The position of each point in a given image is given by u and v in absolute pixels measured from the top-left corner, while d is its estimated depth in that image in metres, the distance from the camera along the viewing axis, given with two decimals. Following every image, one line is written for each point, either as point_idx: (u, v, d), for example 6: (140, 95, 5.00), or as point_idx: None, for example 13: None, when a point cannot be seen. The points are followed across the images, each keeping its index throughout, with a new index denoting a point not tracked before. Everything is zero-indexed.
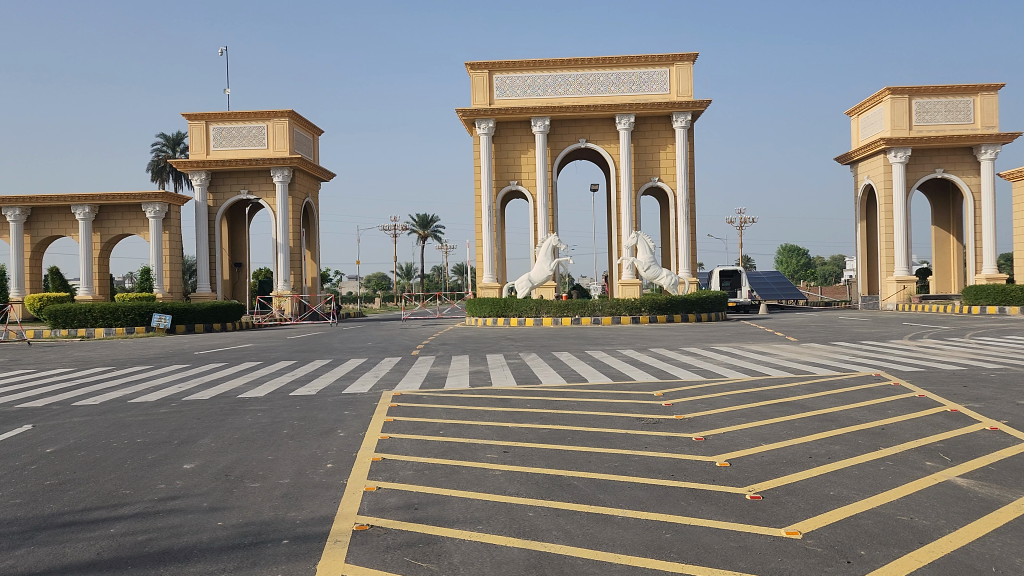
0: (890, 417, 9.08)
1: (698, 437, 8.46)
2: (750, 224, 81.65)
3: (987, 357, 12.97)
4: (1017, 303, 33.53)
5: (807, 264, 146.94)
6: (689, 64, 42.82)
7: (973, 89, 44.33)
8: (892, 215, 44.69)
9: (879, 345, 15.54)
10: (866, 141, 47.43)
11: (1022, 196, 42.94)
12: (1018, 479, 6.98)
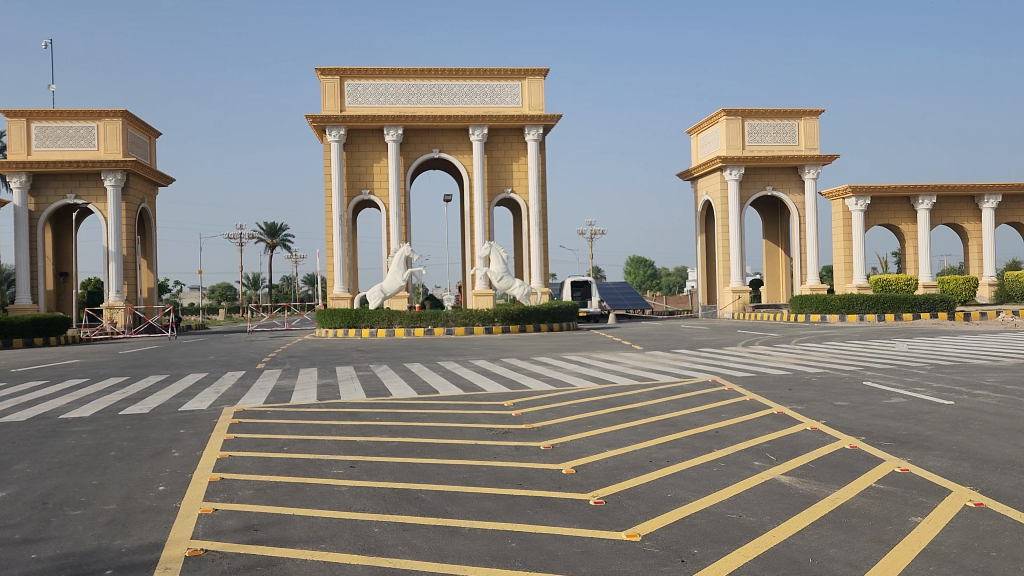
0: (723, 420, 9.60)
1: (546, 446, 8.61)
2: (600, 235, 83.89)
3: (810, 362, 13.98)
4: (835, 311, 36.47)
5: (653, 275, 153.66)
6: (540, 79, 43.89)
7: (798, 114, 47.98)
8: (728, 229, 47.45)
9: (716, 352, 16.46)
10: (705, 159, 50.22)
11: (840, 212, 46.81)
12: (834, 475, 7.54)
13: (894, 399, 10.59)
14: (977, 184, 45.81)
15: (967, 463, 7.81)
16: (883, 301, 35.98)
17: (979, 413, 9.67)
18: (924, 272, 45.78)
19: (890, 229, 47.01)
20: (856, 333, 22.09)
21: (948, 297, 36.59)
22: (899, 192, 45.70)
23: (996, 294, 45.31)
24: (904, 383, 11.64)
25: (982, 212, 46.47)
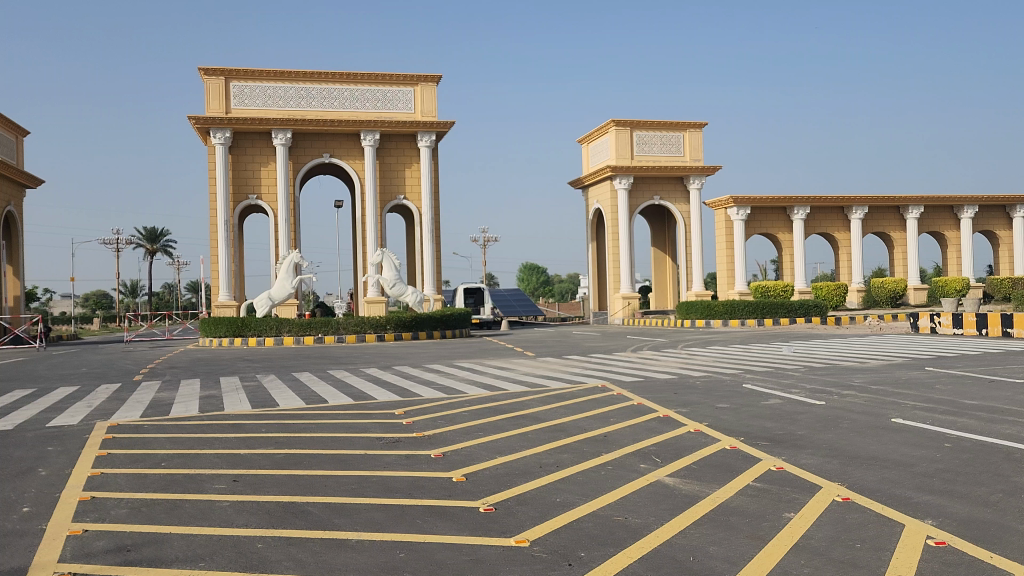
0: (611, 424, 9.81)
1: (436, 454, 8.57)
2: (489, 243, 83.15)
3: (694, 366, 14.48)
4: (718, 316, 37.92)
5: (546, 281, 155.72)
6: (433, 86, 43.82)
7: (683, 126, 49.72)
8: (618, 236, 48.61)
9: (606, 357, 16.83)
10: (595, 168, 51.32)
11: (723, 222, 48.76)
12: (715, 476, 7.82)
13: (771, 400, 11.10)
14: (846, 196, 48.70)
15: (836, 459, 8.27)
16: (762, 306, 37.66)
17: (848, 412, 10.26)
18: (799, 279, 48.30)
19: (768, 238, 49.28)
20: (736, 338, 23.05)
21: (821, 302, 38.60)
22: (776, 203, 48.05)
23: (864, 299, 48.20)
24: (781, 385, 12.22)
25: (851, 223, 49.41)
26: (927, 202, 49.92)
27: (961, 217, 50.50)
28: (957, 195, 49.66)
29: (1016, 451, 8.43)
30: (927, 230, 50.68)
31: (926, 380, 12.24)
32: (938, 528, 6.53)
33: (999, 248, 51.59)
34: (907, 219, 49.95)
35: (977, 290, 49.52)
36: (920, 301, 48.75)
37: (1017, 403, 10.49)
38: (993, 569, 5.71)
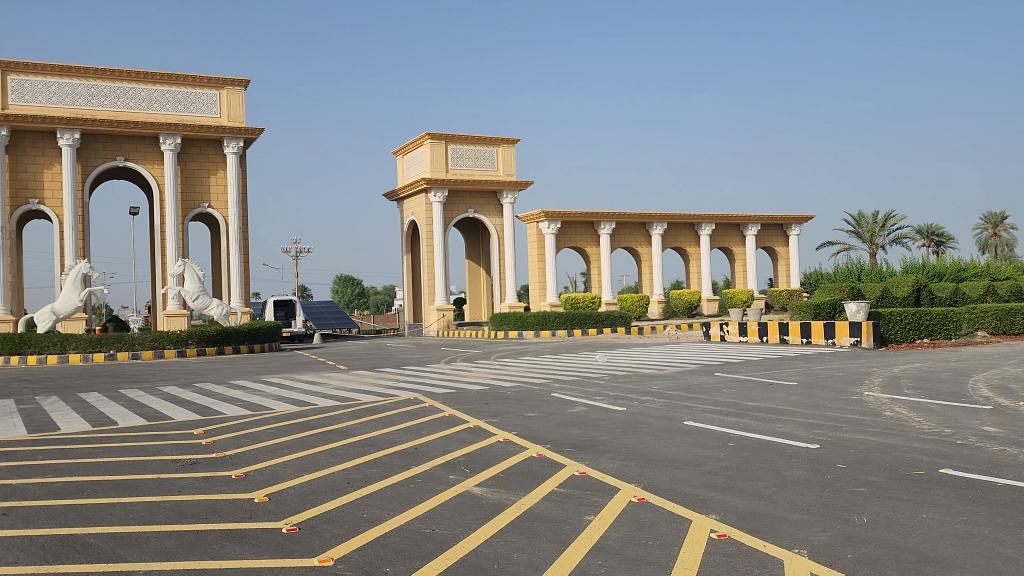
0: (422, 437, 9.82)
1: (237, 475, 8.20)
2: (304, 253, 78.98)
3: (505, 377, 14.82)
4: (530, 327, 39.11)
5: (362, 294, 153.51)
6: (240, 91, 42.16)
7: (496, 141, 50.90)
8: (433, 248, 48.87)
9: (419, 370, 16.83)
10: (410, 180, 51.32)
11: (535, 235, 50.35)
12: (521, 483, 8.03)
13: (577, 408, 11.57)
14: (646, 213, 51.81)
15: (634, 462, 8.75)
16: (572, 317, 39.18)
17: (646, 417, 10.90)
18: (606, 291, 50.83)
19: (577, 251, 51.40)
20: (544, 349, 23.82)
21: (626, 312, 40.79)
22: (583, 218, 50.22)
23: (664, 310, 51.45)
24: (586, 393, 12.77)
25: (651, 238, 52.60)
26: (718, 220, 54.06)
27: (746, 234, 55.08)
28: (742, 214, 54.21)
29: (788, 447, 9.32)
30: (717, 246, 54.88)
31: (714, 385, 13.24)
32: (720, 521, 7.08)
33: (778, 263, 56.85)
34: (700, 235, 53.82)
35: (760, 301, 54.21)
36: (712, 311, 52.77)
37: (791, 403, 11.59)
38: (765, 556, 6.27)
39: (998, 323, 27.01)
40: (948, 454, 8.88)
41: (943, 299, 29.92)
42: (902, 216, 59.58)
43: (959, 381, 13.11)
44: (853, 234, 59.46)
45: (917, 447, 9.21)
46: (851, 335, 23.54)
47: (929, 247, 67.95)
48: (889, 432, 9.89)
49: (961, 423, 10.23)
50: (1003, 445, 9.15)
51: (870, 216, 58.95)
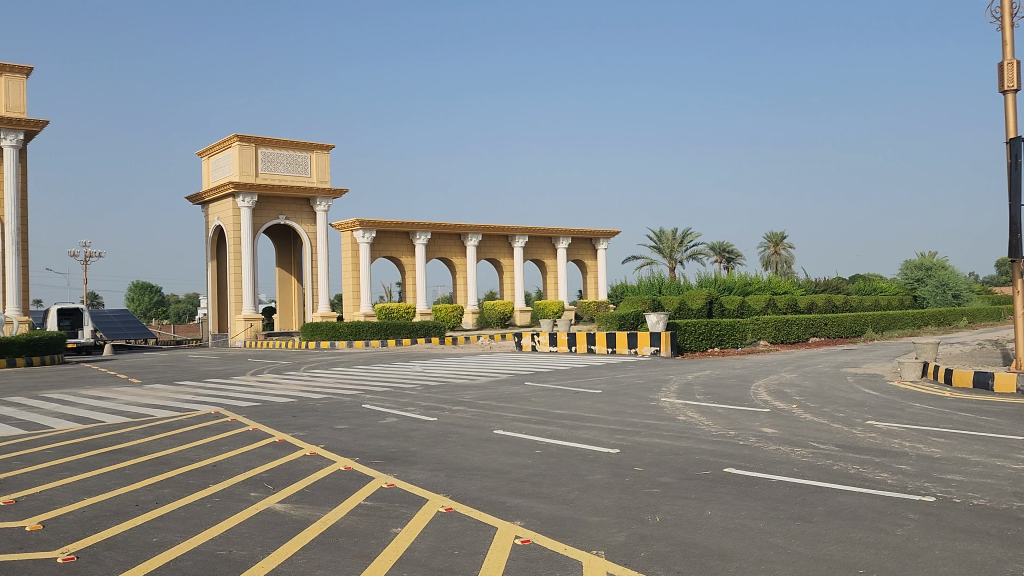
0: (222, 453, 9.34)
1: (5, 501, 7.39)
2: (94, 257, 73.18)
3: (314, 388, 14.41)
4: (344, 337, 38.40)
5: (161, 303, 143.87)
6: (22, 79, 38.47)
7: (310, 147, 49.70)
8: (241, 255, 46.75)
9: (222, 382, 16.00)
10: (216, 183, 48.86)
11: (349, 244, 49.53)
12: (327, 498, 7.82)
13: (387, 419, 11.45)
14: (462, 224, 52.47)
15: (442, 472, 8.79)
16: (386, 328, 38.88)
17: (457, 427, 10.99)
18: (420, 301, 50.80)
19: (392, 260, 51.10)
20: (356, 359, 23.41)
21: (440, 323, 40.90)
22: (399, 228, 50.03)
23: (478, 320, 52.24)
24: (398, 403, 12.69)
25: (467, 249, 53.33)
26: (530, 233, 55.72)
27: (558, 247, 57.16)
28: (554, 227, 56.24)
29: (591, 452, 9.73)
30: (530, 257, 56.57)
31: (524, 394, 13.61)
32: (525, 527, 7.26)
33: (587, 275, 59.49)
34: (513, 247, 55.18)
35: (570, 311, 56.40)
36: (525, 322, 54.28)
37: (595, 410, 12.11)
38: (565, 559, 6.49)
39: (777, 332, 29.75)
40: (732, 453, 9.65)
41: (730, 311, 32.52)
42: (698, 234, 64.18)
43: (743, 386, 14.29)
44: (655, 249, 63.27)
45: (705, 448, 9.93)
46: (651, 344, 25.07)
47: (720, 262, 73.73)
48: (682, 435, 10.58)
49: (743, 425, 11.16)
50: (778, 444, 10.08)
51: (670, 232, 63.01)
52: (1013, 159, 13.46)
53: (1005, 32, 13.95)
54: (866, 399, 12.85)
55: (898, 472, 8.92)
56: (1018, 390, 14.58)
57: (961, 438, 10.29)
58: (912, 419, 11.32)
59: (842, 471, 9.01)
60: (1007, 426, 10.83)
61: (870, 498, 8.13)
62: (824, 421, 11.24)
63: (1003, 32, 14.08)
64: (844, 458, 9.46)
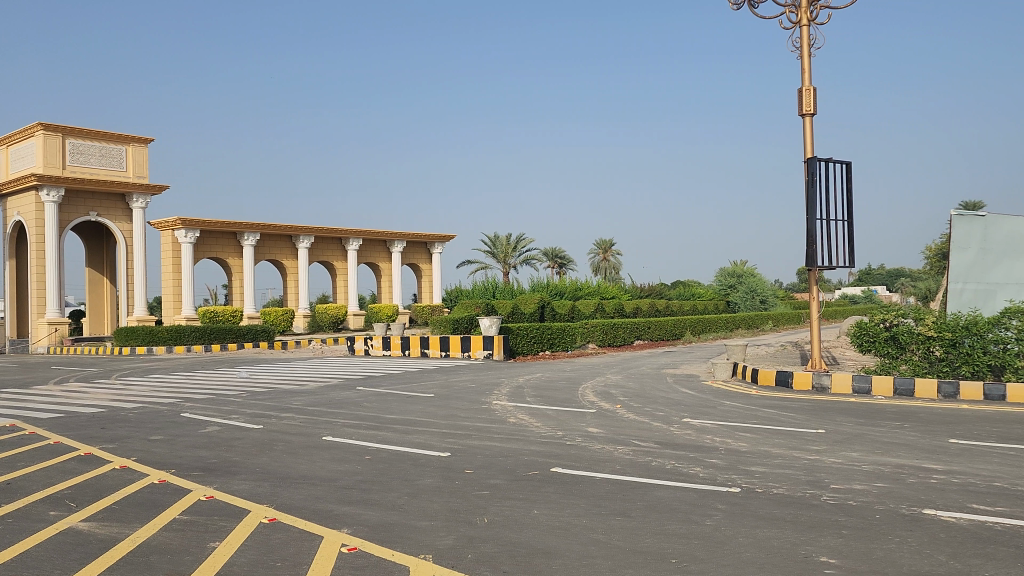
0: (18, 470, 8.54)
1: None
2: None
3: (128, 397, 13.48)
4: (163, 342, 36.21)
5: None
6: None
7: (126, 139, 46.58)
8: (44, 254, 42.93)
9: (21, 392, 14.66)
10: (16, 175, 44.64)
11: (169, 244, 46.77)
12: (138, 514, 7.34)
13: (208, 428, 10.89)
14: (293, 226, 50.88)
15: (267, 482, 8.48)
16: (210, 331, 37.14)
17: (283, 434, 10.64)
18: (248, 304, 48.79)
19: (218, 262, 48.74)
20: (176, 365, 22.15)
21: (268, 327, 39.59)
22: (226, 227, 47.82)
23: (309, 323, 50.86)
24: (220, 411, 12.12)
25: (298, 251, 51.79)
26: (365, 236, 54.96)
27: (392, 250, 56.71)
28: (389, 230, 55.78)
29: (421, 456, 9.72)
30: (364, 260, 55.81)
31: (356, 398, 13.41)
32: (351, 535, 7.13)
33: (422, 279, 59.43)
34: (347, 250, 54.21)
35: (405, 315, 56.15)
36: (359, 326, 53.49)
37: (427, 415, 12.10)
38: (392, 565, 6.44)
39: (605, 336, 31.01)
40: (559, 454, 9.95)
41: (562, 314, 33.55)
42: (531, 240, 65.77)
43: (571, 389, 14.74)
44: (489, 253, 64.17)
45: (534, 450, 10.18)
46: (484, 347, 25.41)
47: (553, 268, 75.90)
48: (512, 437, 10.79)
49: (571, 425, 11.54)
50: (602, 443, 10.51)
51: (504, 238, 64.16)
52: (810, 177, 14.76)
53: (804, 60, 15.27)
54: (683, 398, 13.66)
55: (709, 466, 9.54)
56: (814, 386, 16.06)
57: (765, 432, 11.16)
58: (723, 416, 12.16)
59: (661, 466, 9.53)
60: (803, 420, 11.87)
61: (684, 491, 8.65)
62: (645, 420, 11.84)
63: (802, 60, 15.41)
64: (662, 454, 10.01)
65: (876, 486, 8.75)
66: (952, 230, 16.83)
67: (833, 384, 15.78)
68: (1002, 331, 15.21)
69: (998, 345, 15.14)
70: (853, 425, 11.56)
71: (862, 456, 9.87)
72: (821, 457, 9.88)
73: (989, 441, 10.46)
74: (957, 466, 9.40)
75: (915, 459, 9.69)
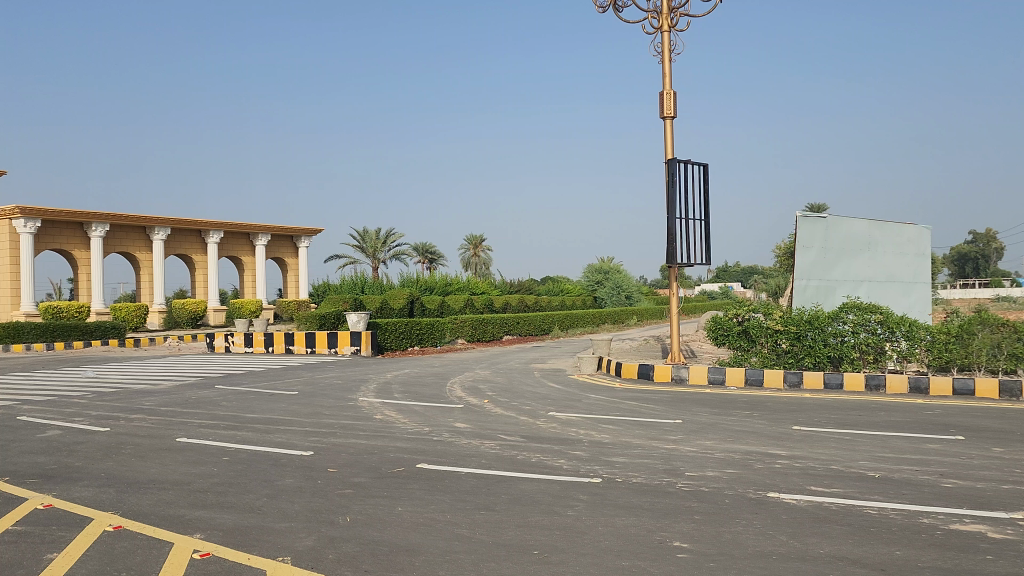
0: None
1: None
2: None
3: None
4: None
5: None
6: None
7: None
8: None
9: None
10: None
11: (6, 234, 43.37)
12: None
13: (47, 433, 10.15)
14: (148, 217, 48.27)
15: (112, 488, 7.99)
16: (52, 329, 34.66)
17: (133, 437, 10.08)
18: (97, 299, 45.91)
19: (63, 254, 45.61)
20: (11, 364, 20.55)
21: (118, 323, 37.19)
22: (73, 217, 44.83)
23: (166, 319, 48.46)
24: (63, 414, 11.33)
25: (153, 243, 49.18)
26: (227, 228, 52.88)
27: (256, 244, 54.79)
28: (254, 223, 53.90)
29: (283, 456, 9.44)
30: (226, 254, 53.66)
31: (214, 398, 12.87)
32: (204, 540, 6.83)
33: (288, 273, 57.76)
34: (207, 243, 51.96)
35: (270, 311, 54.43)
36: (219, 322, 51.44)
37: (290, 413, 11.76)
38: (247, 570, 6.21)
39: (474, 331, 31.16)
40: (425, 450, 9.90)
41: (431, 310, 33.47)
42: (401, 234, 65.19)
43: (439, 384, 14.69)
44: (358, 248, 63.13)
45: (400, 446, 10.10)
46: (352, 344, 25.01)
47: (424, 263, 75.60)
48: (378, 434, 10.66)
49: (437, 421, 11.52)
50: (470, 438, 10.54)
51: (373, 232, 63.30)
52: (670, 178, 15.34)
53: (664, 65, 15.85)
54: (549, 392, 13.89)
55: (572, 458, 9.76)
56: (673, 378, 16.71)
57: (626, 424, 11.53)
58: (587, 409, 12.46)
59: (525, 460, 9.66)
60: (662, 411, 12.35)
61: (547, 483, 8.81)
62: (511, 415, 11.97)
63: (663, 65, 16.00)
64: (527, 448, 10.14)
65: (727, 472, 9.22)
66: (798, 230, 17.76)
67: (691, 375, 16.49)
68: (840, 325, 16.39)
69: (837, 337, 16.34)
70: (708, 415, 12.13)
71: (715, 444, 10.36)
72: (678, 446, 10.30)
73: (828, 428, 11.22)
74: (800, 451, 10.04)
75: (764, 446, 10.28)
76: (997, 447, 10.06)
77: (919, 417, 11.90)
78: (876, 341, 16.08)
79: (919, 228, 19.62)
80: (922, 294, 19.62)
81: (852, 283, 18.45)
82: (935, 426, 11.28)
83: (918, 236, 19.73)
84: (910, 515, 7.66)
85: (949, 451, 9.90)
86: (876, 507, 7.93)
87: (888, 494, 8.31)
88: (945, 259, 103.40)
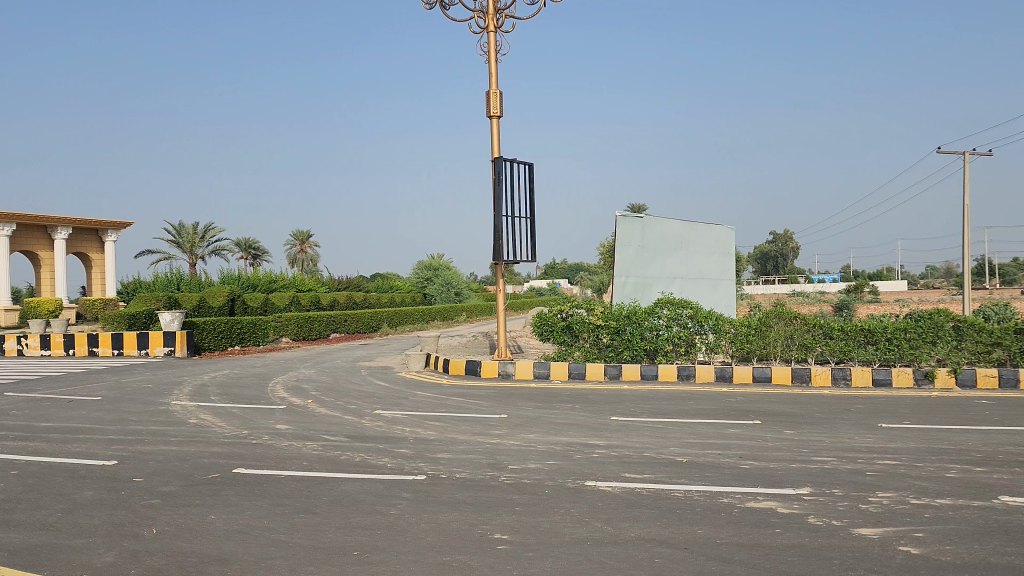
0: None
1: None
2: None
3: None
4: None
5: None
6: None
7: None
8: None
9: None
10: None
11: None
12: None
13: None
14: None
15: None
16: None
17: None
18: None
19: None
20: None
21: None
22: None
23: None
24: None
25: None
26: (21, 220, 48.32)
27: (55, 237, 50.46)
28: (52, 214, 49.63)
29: (83, 468, 8.76)
30: (20, 249, 49.02)
31: (2, 406, 11.71)
32: None
33: (92, 269, 53.63)
34: None
35: (71, 310, 50.29)
36: (11, 323, 46.96)
37: (91, 421, 10.92)
38: None
39: (299, 330, 30.33)
40: (242, 454, 9.52)
41: (253, 308, 32.22)
42: (220, 228, 62.27)
43: (260, 385, 14.18)
44: (173, 243, 59.62)
45: (214, 451, 9.64)
46: (165, 344, 23.69)
47: (247, 259, 72.63)
48: (191, 439, 10.12)
49: (257, 424, 11.10)
50: (290, 440, 10.24)
51: (190, 226, 60.07)
52: (496, 176, 15.61)
53: (490, 65, 16.10)
54: (375, 390, 13.74)
55: (397, 456, 9.71)
56: (499, 374, 17.01)
57: (452, 420, 11.61)
58: (413, 406, 12.46)
59: (349, 460, 9.49)
60: (487, 406, 12.55)
61: (370, 482, 8.71)
62: (335, 414, 11.73)
63: (488, 65, 16.24)
64: (351, 448, 9.98)
65: (548, 463, 9.51)
66: (617, 229, 18.57)
67: (517, 370, 16.86)
68: (656, 319, 17.32)
69: (653, 331, 17.29)
70: (532, 409, 12.45)
71: (537, 437, 10.65)
72: (502, 440, 10.51)
73: (642, 417, 11.85)
74: (616, 440, 10.52)
75: (583, 437, 10.69)
76: (788, 430, 11.02)
77: (723, 405, 12.82)
78: (687, 334, 17.17)
79: (724, 228, 21.10)
80: (728, 290, 21.13)
81: (667, 280, 19.57)
82: (736, 412, 12.20)
83: (724, 235, 21.23)
84: (712, 496, 8.22)
85: (749, 435, 10.72)
86: (681, 490, 8.45)
87: (693, 477, 8.87)
88: (749, 258, 112.05)
